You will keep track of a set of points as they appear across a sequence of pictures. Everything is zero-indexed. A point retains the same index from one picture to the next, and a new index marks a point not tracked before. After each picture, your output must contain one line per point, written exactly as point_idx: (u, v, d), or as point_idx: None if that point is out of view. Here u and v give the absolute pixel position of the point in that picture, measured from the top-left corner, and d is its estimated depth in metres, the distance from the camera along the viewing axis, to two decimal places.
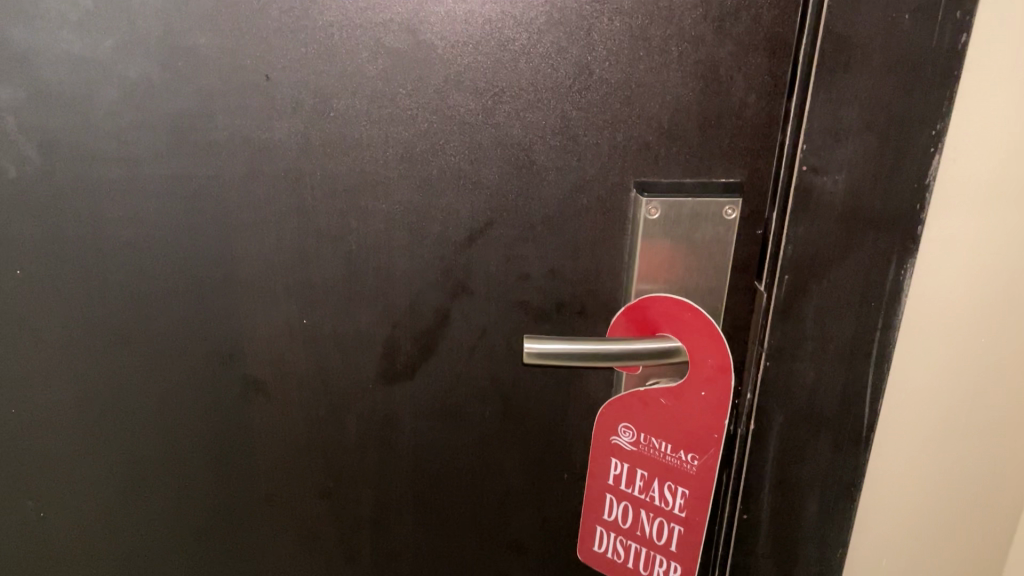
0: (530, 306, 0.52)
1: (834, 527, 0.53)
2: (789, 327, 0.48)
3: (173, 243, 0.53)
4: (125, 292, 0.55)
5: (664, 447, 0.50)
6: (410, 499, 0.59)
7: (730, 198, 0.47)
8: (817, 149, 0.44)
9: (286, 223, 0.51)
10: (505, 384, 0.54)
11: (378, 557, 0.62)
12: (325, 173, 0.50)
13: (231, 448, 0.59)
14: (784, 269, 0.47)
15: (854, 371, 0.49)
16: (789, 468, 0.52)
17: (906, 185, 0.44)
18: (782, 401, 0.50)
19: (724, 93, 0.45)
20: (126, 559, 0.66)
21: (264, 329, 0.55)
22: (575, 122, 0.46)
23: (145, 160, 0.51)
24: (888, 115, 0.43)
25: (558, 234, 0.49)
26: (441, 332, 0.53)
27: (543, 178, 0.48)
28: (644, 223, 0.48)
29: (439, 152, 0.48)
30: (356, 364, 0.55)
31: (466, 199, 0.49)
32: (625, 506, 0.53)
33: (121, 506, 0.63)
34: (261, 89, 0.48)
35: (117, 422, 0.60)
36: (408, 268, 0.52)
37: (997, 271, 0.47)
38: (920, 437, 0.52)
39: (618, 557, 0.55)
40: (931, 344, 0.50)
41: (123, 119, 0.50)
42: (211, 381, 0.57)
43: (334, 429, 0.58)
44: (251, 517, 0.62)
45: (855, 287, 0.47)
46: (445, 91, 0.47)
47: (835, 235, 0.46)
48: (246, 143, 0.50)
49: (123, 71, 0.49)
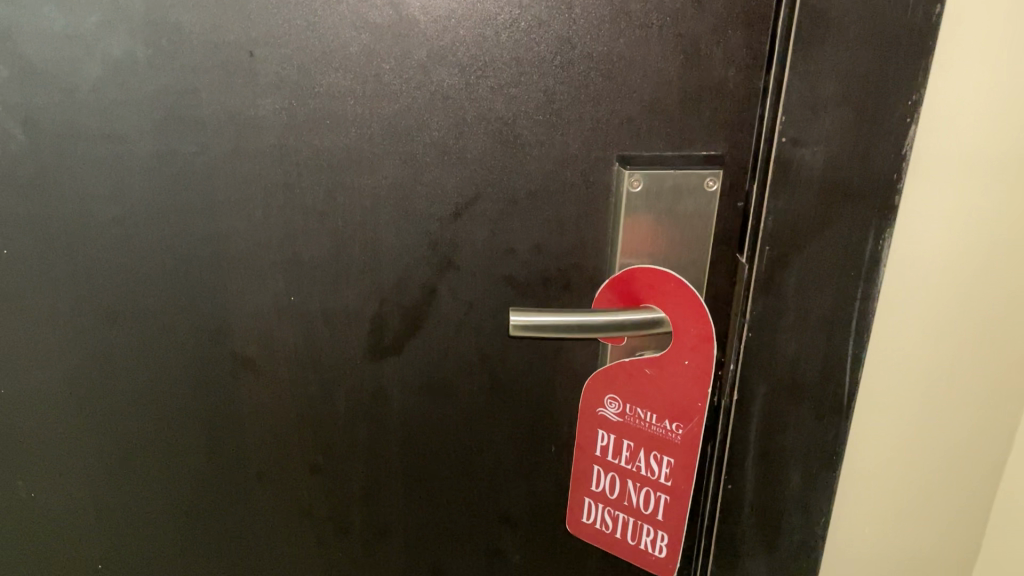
0: (516, 281, 0.52)
1: (817, 497, 0.54)
2: (770, 299, 0.49)
3: (160, 221, 0.53)
4: (112, 270, 0.56)
5: (650, 417, 0.51)
6: (400, 473, 0.60)
7: (711, 170, 0.48)
8: (796, 122, 0.45)
9: (273, 201, 0.52)
10: (492, 358, 0.55)
11: (369, 533, 0.63)
12: (312, 149, 0.50)
13: (220, 425, 0.60)
14: (765, 241, 0.48)
15: (835, 342, 0.50)
16: (772, 437, 0.53)
17: (885, 157, 0.45)
18: (764, 371, 0.51)
19: (703, 67, 0.46)
20: (118, 538, 0.67)
21: (253, 306, 0.55)
22: (558, 97, 0.47)
23: (132, 138, 0.51)
24: (865, 87, 0.44)
25: (543, 209, 0.50)
26: (429, 308, 0.54)
27: (527, 153, 0.49)
28: (627, 195, 0.48)
29: (423, 128, 0.49)
30: (345, 341, 0.56)
31: (451, 174, 0.50)
32: (612, 476, 0.54)
33: (112, 484, 0.64)
34: (246, 65, 0.48)
35: (108, 403, 0.61)
36: (395, 244, 0.52)
37: (984, 240, 0.48)
38: (901, 408, 0.53)
39: (606, 528, 0.56)
40: (917, 323, 0.51)
41: (108, 96, 0.50)
42: (200, 358, 0.58)
43: (324, 406, 0.58)
44: (242, 495, 0.62)
45: (834, 258, 0.47)
46: (429, 67, 0.47)
47: (815, 207, 0.46)
48: (232, 120, 0.50)
49: (108, 48, 0.49)
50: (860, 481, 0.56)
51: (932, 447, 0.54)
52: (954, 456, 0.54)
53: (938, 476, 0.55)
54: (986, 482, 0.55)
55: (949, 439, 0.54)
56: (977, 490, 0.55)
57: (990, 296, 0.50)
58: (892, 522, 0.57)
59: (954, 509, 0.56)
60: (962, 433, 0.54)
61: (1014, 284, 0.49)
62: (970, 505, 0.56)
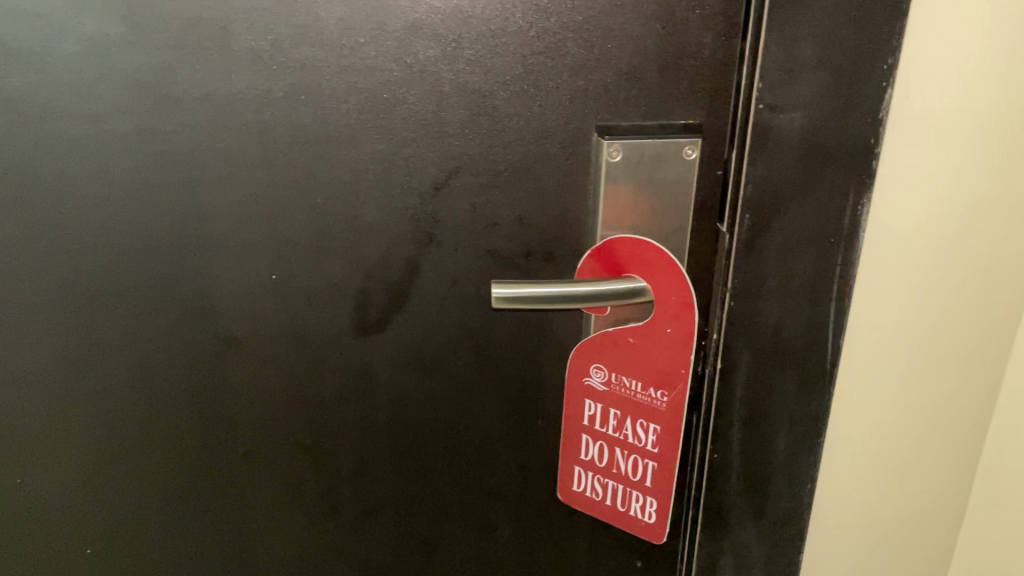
0: (499, 254, 0.52)
1: (802, 461, 0.55)
2: (752, 265, 0.49)
3: (139, 201, 0.53)
4: (92, 253, 0.55)
5: (636, 385, 0.53)
6: (389, 450, 0.60)
7: (690, 138, 0.48)
8: (773, 88, 0.45)
9: (253, 177, 0.52)
10: (477, 331, 0.55)
11: (360, 511, 0.63)
12: (290, 125, 0.50)
13: (208, 405, 0.60)
14: (745, 209, 0.48)
15: (816, 306, 0.50)
16: (757, 404, 0.53)
17: (861, 121, 0.45)
18: (748, 338, 0.51)
19: (680, 34, 0.46)
20: (108, 525, 0.66)
21: (236, 285, 0.55)
22: (535, 67, 0.47)
23: (108, 116, 0.51)
24: (841, 51, 0.44)
25: (523, 180, 0.50)
26: (413, 283, 0.54)
27: (506, 125, 0.49)
28: (607, 166, 0.49)
29: (402, 101, 0.49)
30: (329, 317, 0.56)
31: (432, 148, 0.50)
32: (601, 445, 0.56)
33: (100, 469, 0.64)
34: (222, 41, 0.48)
35: (92, 387, 0.60)
36: (377, 220, 0.52)
37: (962, 203, 0.49)
38: (886, 373, 0.54)
39: (596, 495, 0.58)
40: (893, 284, 0.51)
41: (83, 75, 0.50)
42: (185, 339, 0.57)
43: (312, 385, 0.58)
44: (232, 476, 0.62)
45: (814, 224, 0.48)
46: (406, 39, 0.47)
47: (794, 173, 0.47)
48: (209, 97, 0.50)
49: (81, 26, 0.48)
50: (843, 446, 0.57)
51: (914, 408, 0.55)
52: (937, 419, 0.55)
53: (921, 434, 0.56)
54: (973, 435, 0.56)
55: (934, 402, 0.55)
56: (960, 450, 0.56)
57: (969, 252, 0.50)
58: (877, 487, 0.57)
59: (944, 465, 0.57)
60: (946, 396, 0.54)
61: (993, 237, 0.50)
62: (960, 459, 0.57)
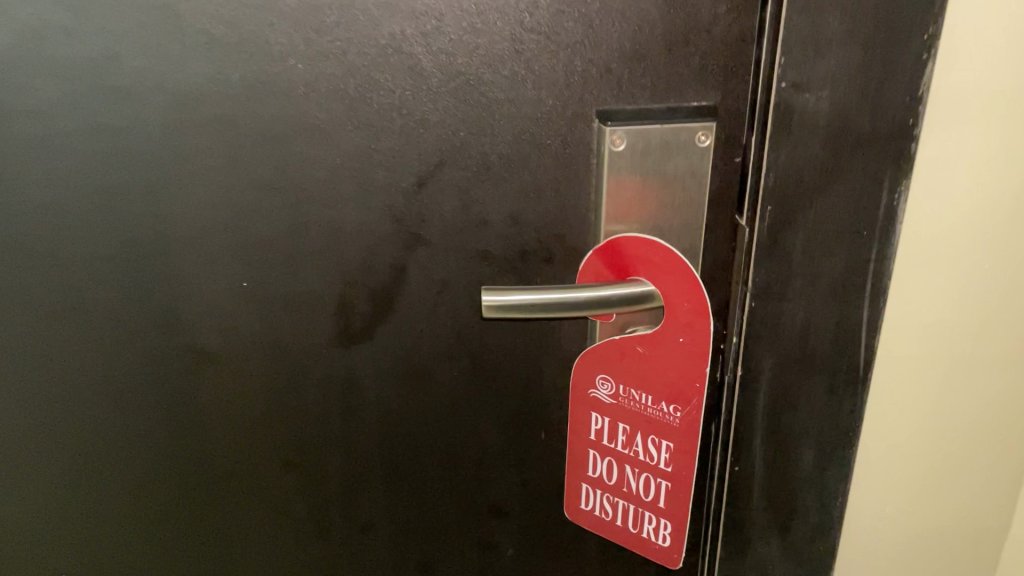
0: (492, 256, 0.47)
1: (832, 475, 0.49)
2: (775, 263, 0.44)
3: (92, 205, 0.48)
4: (44, 262, 0.51)
5: (645, 398, 0.47)
6: (379, 469, 0.55)
7: (703, 123, 0.42)
8: (796, 64, 0.39)
9: (216, 176, 0.47)
10: (471, 339, 0.50)
11: (351, 532, 0.58)
12: (254, 118, 0.45)
13: (179, 423, 0.55)
14: (767, 200, 0.42)
15: (847, 307, 0.45)
16: (782, 414, 0.48)
17: (896, 99, 0.40)
18: (771, 343, 0.46)
19: (690, 5, 0.40)
20: (81, 550, 0.62)
21: (204, 293, 0.51)
22: (526, 46, 0.42)
23: (52, 111, 0.46)
24: (873, 20, 0.38)
25: (516, 174, 0.45)
26: (398, 289, 0.49)
27: (495, 112, 0.43)
28: (609, 155, 0.43)
29: (379, 88, 0.43)
30: (309, 326, 0.51)
31: (413, 140, 0.44)
32: (609, 462, 0.50)
33: (69, 491, 0.59)
34: (172, 26, 0.43)
35: (54, 407, 0.56)
36: (356, 220, 0.47)
37: (1013, 191, 0.44)
38: (925, 378, 0.49)
39: (606, 515, 0.53)
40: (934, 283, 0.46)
41: (21, 67, 0.45)
42: (151, 352, 0.53)
43: (292, 400, 0.54)
44: (209, 498, 0.58)
45: (844, 216, 0.42)
46: (379, 18, 0.42)
47: (820, 160, 0.41)
48: (161, 90, 0.45)
49: (16, 12, 0.44)
50: (876, 456, 0.51)
51: (956, 416, 0.50)
52: (982, 427, 0.50)
53: (966, 445, 0.50)
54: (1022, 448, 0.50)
55: (979, 409, 0.49)
56: (1008, 463, 0.51)
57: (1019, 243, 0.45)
58: (912, 500, 0.52)
59: (989, 479, 0.52)
60: (992, 402, 0.49)
61: None
62: (1008, 472, 0.51)
